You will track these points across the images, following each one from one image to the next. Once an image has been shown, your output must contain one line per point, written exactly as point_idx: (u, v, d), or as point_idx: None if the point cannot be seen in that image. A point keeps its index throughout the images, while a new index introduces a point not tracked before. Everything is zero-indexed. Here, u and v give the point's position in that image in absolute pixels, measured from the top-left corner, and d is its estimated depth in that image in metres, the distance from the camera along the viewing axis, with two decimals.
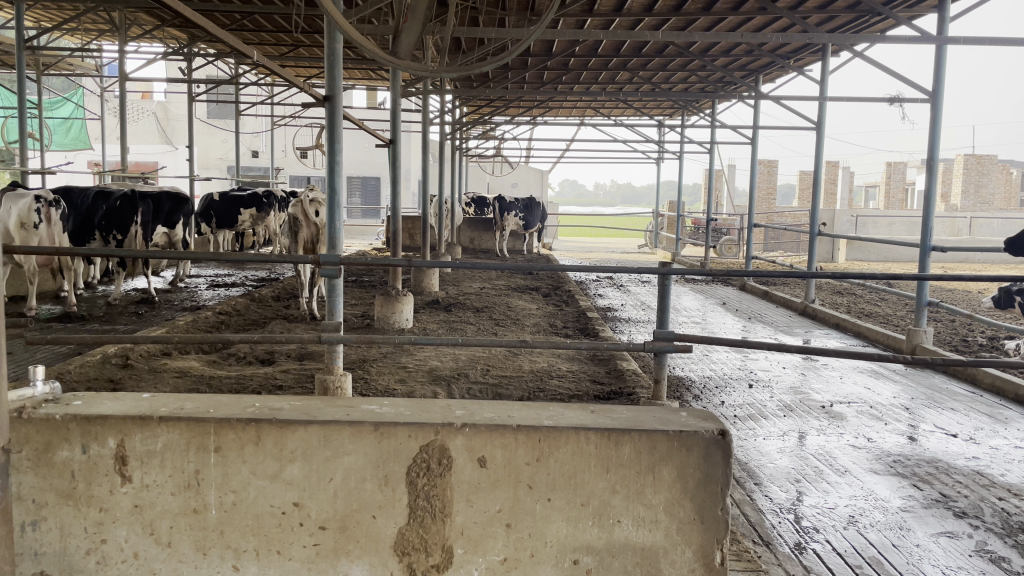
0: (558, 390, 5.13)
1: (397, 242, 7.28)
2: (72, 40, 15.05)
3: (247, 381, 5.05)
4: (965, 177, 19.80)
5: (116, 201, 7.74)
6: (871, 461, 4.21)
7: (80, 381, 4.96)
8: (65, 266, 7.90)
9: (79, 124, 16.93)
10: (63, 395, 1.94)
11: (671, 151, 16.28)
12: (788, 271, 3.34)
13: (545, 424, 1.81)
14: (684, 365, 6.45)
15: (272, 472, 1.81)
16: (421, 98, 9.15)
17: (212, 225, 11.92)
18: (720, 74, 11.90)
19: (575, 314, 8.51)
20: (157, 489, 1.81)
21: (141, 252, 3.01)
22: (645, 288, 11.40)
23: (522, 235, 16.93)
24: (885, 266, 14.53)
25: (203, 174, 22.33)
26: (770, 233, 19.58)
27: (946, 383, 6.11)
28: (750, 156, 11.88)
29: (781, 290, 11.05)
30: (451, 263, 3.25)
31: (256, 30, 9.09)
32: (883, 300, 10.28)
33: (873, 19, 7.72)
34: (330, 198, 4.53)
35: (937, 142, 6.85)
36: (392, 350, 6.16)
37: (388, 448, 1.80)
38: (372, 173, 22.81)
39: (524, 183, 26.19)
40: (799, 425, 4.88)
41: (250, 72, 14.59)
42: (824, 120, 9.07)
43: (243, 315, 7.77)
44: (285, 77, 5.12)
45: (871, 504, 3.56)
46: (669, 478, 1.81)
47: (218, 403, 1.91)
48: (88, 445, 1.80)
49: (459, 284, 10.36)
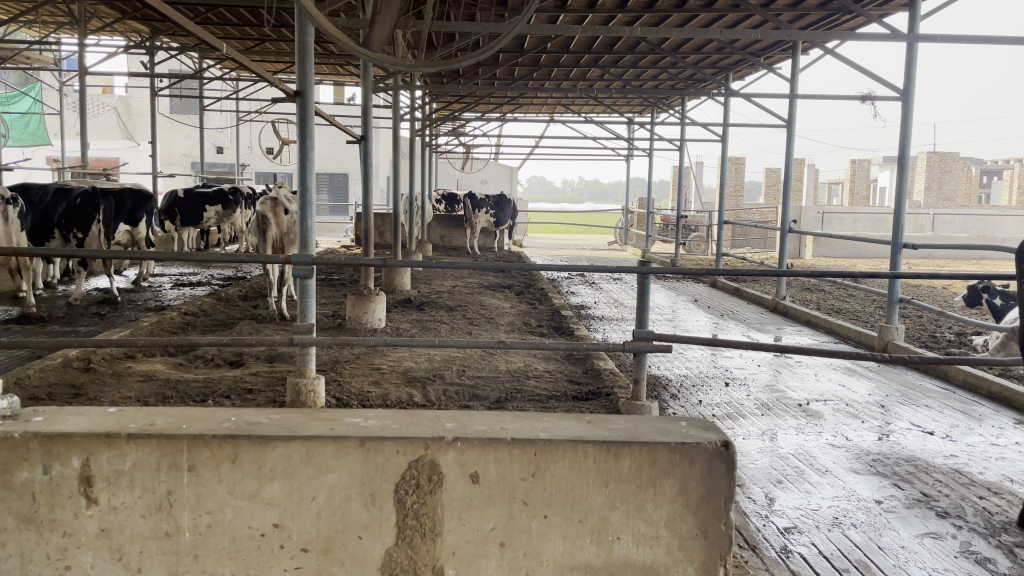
0: (536, 391, 5.04)
1: (368, 240, 7.12)
2: (28, 33, 14.64)
3: (215, 385, 4.89)
4: (928, 174, 20.09)
5: (75, 198, 7.48)
6: (851, 460, 4.18)
7: (40, 387, 4.76)
8: (22, 266, 7.63)
9: (38, 118, 16.48)
10: (22, 410, 1.81)
11: (641, 148, 16.30)
12: (768, 271, 3.31)
13: (541, 437, 1.72)
14: (660, 364, 6.42)
15: (250, 492, 1.70)
16: (392, 93, 9.00)
17: (177, 223, 11.59)
18: (691, 72, 11.92)
19: (548, 312, 8.44)
20: (127, 511, 1.69)
21: (106, 252, 2.89)
22: (617, 285, 11.39)
23: (492, 232, 16.84)
24: (852, 263, 14.69)
25: (166, 171, 21.92)
26: (739, 230, 19.71)
27: (919, 380, 6.14)
28: (720, 153, 11.91)
29: (752, 286, 11.12)
30: (429, 263, 3.16)
31: (221, 24, 8.86)
32: (851, 296, 10.38)
33: (844, 17, 7.76)
34: (302, 195, 4.40)
35: (909, 140, 6.88)
36: (364, 351, 6.03)
37: (375, 465, 1.70)
38: (339, 169, 22.56)
39: (494, 179, 26.15)
40: (776, 424, 4.84)
41: (215, 66, 14.30)
42: (795, 117, 9.10)
43: (209, 315, 7.58)
44: (255, 72, 4.93)
45: (854, 504, 3.52)
46: (671, 492, 1.74)
47: (192, 418, 1.80)
48: (50, 465, 1.68)
49: (430, 282, 10.25)
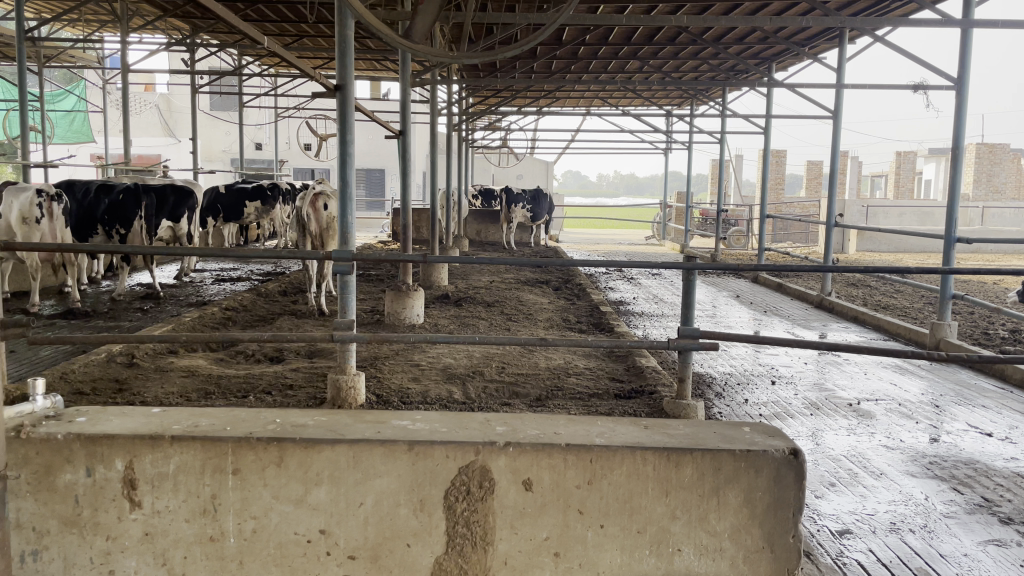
0: (577, 388, 4.95)
1: (406, 234, 7.03)
2: (73, 32, 14.91)
3: (256, 381, 4.87)
4: (976, 166, 19.44)
5: (118, 195, 7.56)
6: (907, 462, 4.02)
7: (85, 383, 4.79)
8: (67, 261, 7.74)
9: (83, 117, 16.75)
10: (65, 411, 1.79)
11: (680, 141, 16.05)
12: (822, 264, 3.18)
13: (597, 443, 1.64)
14: (704, 362, 6.28)
15: (296, 497, 1.64)
16: (430, 87, 8.91)
17: (220, 219, 11.74)
18: (732, 63, 11.69)
19: (587, 308, 8.33)
20: (170, 515, 1.64)
21: (159, 248, 2.90)
22: (656, 281, 11.22)
23: (529, 226, 16.74)
24: (897, 257, 14.34)
25: (206, 167, 22.23)
26: (779, 224, 19.36)
27: (974, 379, 5.93)
28: (761, 145, 11.67)
29: (795, 282, 10.89)
30: (476, 259, 3.09)
31: (261, 20, 8.88)
32: (898, 292, 10.13)
33: (894, 4, 7.52)
34: (342, 191, 4.34)
35: (963, 130, 6.64)
36: (404, 347, 6.00)
37: (423, 470, 1.64)
38: (376, 165, 22.63)
39: (529, 174, 26.04)
40: (827, 425, 4.68)
41: (254, 63, 14.39)
42: (841, 108, 8.86)
43: (249, 310, 7.62)
44: (298, 68, 4.88)
45: (912, 509, 3.37)
46: (736, 502, 1.65)
47: (235, 420, 1.74)
48: (94, 468, 1.63)
49: (468, 277, 10.19)
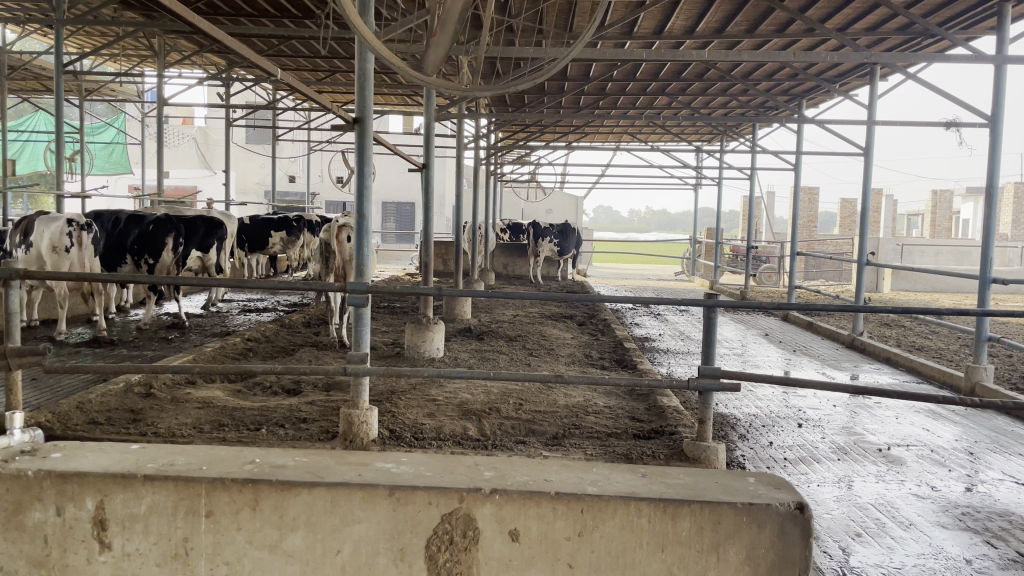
0: (595, 427, 4.83)
1: (427, 266, 6.96)
2: (113, 66, 15.28)
3: (270, 413, 4.82)
4: (1016, 205, 19.02)
5: (148, 225, 7.58)
6: (937, 512, 3.82)
7: (101, 412, 4.77)
8: (96, 290, 7.80)
9: (120, 149, 17.07)
10: (42, 448, 1.79)
11: (710, 177, 15.92)
12: (847, 303, 3.04)
13: (589, 493, 1.60)
14: (728, 402, 6.11)
15: (271, 542, 1.60)
16: (457, 121, 8.94)
17: (247, 250, 11.85)
18: (762, 99, 11.60)
19: (611, 344, 8.20)
20: (140, 559, 1.62)
21: (170, 278, 2.87)
22: (683, 317, 11.06)
23: (556, 261, 16.67)
24: (933, 297, 14.02)
25: (240, 199, 22.57)
26: (811, 261, 19.08)
27: (1010, 425, 5.71)
28: (792, 182, 11.52)
29: (826, 321, 10.67)
30: (488, 293, 3.00)
31: (291, 55, 8.97)
32: (934, 332, 9.85)
33: (927, 41, 7.41)
34: (358, 224, 4.28)
35: (998, 169, 6.47)
36: (421, 381, 5.91)
37: (405, 517, 1.60)
38: (406, 198, 22.79)
39: (559, 209, 26.05)
40: (854, 470, 4.49)
41: (288, 97, 14.64)
42: (873, 145, 8.72)
43: (271, 341, 7.61)
44: (320, 102, 4.88)
45: (942, 564, 3.17)
46: (737, 560, 1.59)
47: (213, 459, 1.73)
48: (64, 507, 1.63)
49: (492, 311, 10.12)
